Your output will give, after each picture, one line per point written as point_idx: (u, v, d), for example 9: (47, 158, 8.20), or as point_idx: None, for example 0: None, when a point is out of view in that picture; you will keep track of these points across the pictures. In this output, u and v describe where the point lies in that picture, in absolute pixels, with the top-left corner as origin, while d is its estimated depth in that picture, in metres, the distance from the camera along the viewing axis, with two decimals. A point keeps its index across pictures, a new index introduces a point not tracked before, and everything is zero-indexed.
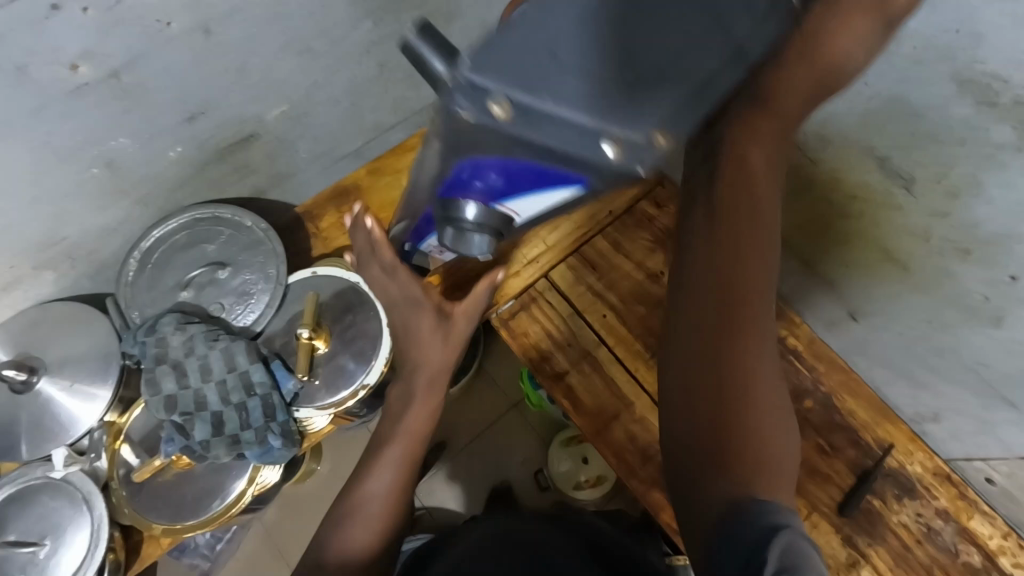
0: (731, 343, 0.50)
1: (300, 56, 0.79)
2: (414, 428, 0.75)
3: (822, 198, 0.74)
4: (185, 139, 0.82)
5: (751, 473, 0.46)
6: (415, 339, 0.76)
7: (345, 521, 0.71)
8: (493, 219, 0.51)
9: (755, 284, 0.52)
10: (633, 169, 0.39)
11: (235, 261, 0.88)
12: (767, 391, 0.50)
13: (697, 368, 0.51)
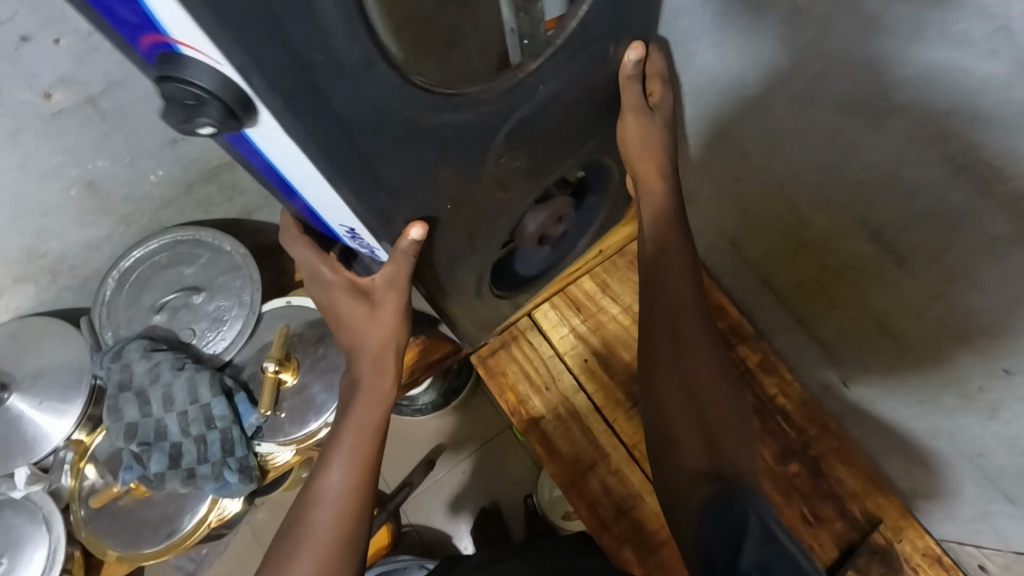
0: (687, 364, 0.62)
1: None
2: (354, 454, 0.64)
3: (818, 259, 0.71)
4: (169, 162, 0.83)
5: (724, 466, 0.55)
6: (348, 322, 0.67)
7: (289, 561, 0.59)
8: (199, 78, 0.33)
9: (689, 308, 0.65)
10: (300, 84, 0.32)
11: (213, 284, 0.87)
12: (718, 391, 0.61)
13: (671, 389, 0.61)
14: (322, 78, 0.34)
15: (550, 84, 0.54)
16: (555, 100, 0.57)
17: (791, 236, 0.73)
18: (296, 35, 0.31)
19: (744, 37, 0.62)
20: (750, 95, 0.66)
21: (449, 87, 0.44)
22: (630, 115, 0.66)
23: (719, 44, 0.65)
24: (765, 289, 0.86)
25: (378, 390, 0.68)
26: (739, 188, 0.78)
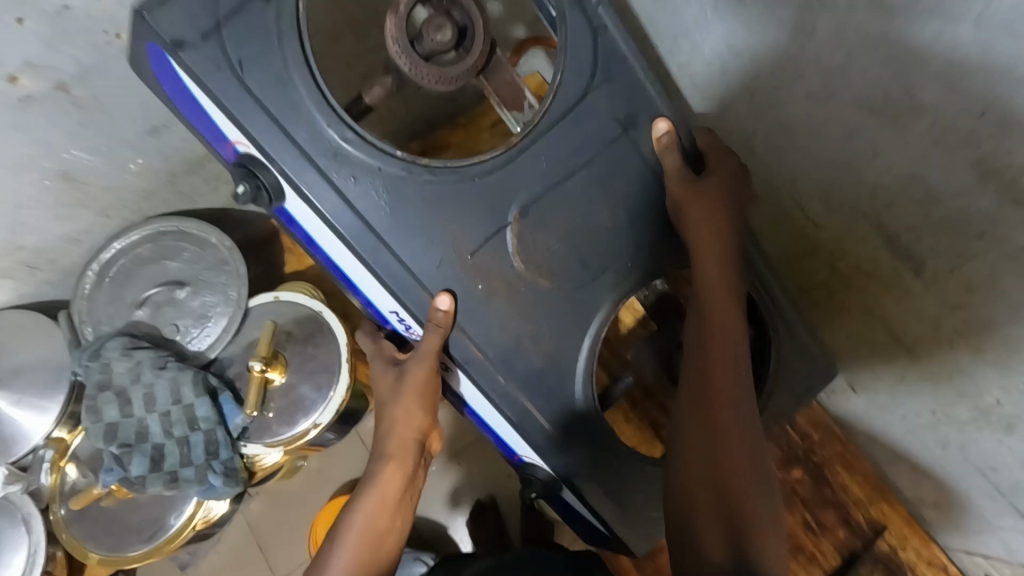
0: (718, 411, 0.56)
1: None
2: (357, 542, 0.59)
3: (831, 263, 0.68)
4: (150, 151, 0.80)
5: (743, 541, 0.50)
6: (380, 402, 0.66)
7: None
8: (247, 164, 0.61)
9: (728, 345, 0.59)
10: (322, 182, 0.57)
11: (198, 279, 0.84)
12: (748, 445, 0.55)
13: (698, 435, 0.56)
14: (323, 167, 0.57)
15: (557, 164, 0.61)
16: (552, 147, 0.61)
17: (809, 246, 0.70)
18: (301, 142, 0.57)
19: (751, 31, 0.59)
20: (758, 92, 0.63)
21: (429, 164, 0.60)
22: (675, 180, 0.62)
23: (723, 38, 0.62)
24: None
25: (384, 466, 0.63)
26: None
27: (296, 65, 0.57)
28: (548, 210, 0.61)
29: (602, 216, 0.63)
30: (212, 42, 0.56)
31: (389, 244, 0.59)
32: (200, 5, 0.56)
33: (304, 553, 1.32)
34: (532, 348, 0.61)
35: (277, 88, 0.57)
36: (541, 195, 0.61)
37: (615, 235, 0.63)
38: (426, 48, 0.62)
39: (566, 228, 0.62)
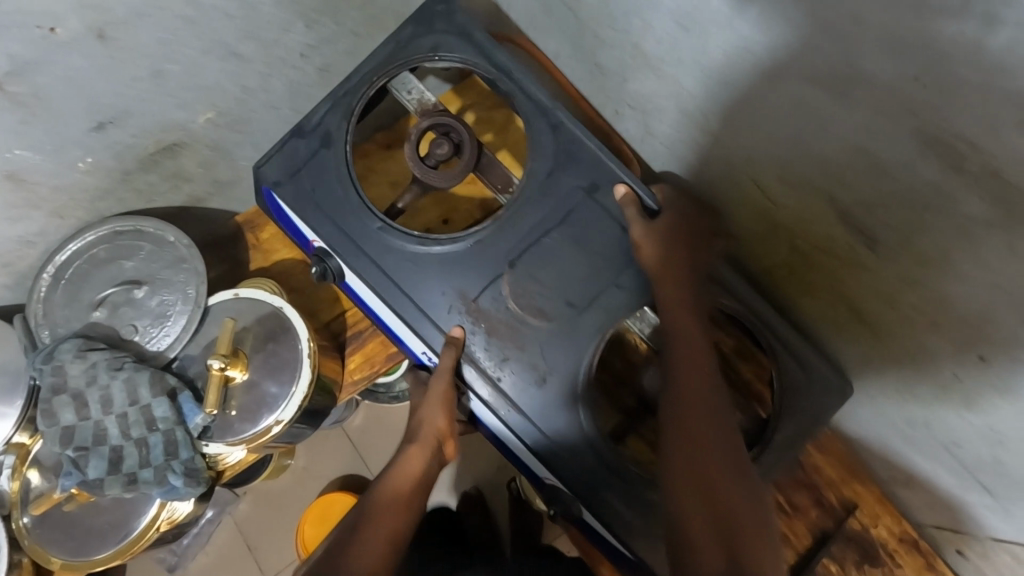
0: (696, 417, 0.58)
1: (225, 59, 0.78)
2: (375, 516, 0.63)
3: (790, 240, 0.67)
4: (100, 149, 0.78)
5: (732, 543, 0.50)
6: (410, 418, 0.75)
7: None
8: (317, 252, 0.78)
9: (697, 357, 0.63)
10: (370, 265, 0.74)
11: (156, 278, 0.82)
12: (727, 448, 0.57)
13: (680, 442, 0.57)
14: (365, 255, 0.74)
15: (539, 230, 0.72)
16: (532, 218, 0.73)
17: (770, 226, 0.69)
18: (353, 238, 0.75)
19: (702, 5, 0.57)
20: (708, 68, 0.62)
21: (438, 244, 0.73)
22: (636, 227, 0.70)
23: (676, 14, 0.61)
24: None
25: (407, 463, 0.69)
26: (703, 170, 0.74)
27: (345, 182, 0.76)
28: (539, 267, 0.72)
29: (581, 269, 0.72)
30: (297, 175, 0.77)
31: (421, 303, 0.72)
32: (288, 157, 0.78)
33: (292, 551, 1.31)
34: (526, 373, 0.70)
35: (334, 202, 0.76)
36: (528, 254, 0.72)
37: (590, 273, 0.72)
38: (431, 159, 0.77)
39: (558, 283, 0.72)
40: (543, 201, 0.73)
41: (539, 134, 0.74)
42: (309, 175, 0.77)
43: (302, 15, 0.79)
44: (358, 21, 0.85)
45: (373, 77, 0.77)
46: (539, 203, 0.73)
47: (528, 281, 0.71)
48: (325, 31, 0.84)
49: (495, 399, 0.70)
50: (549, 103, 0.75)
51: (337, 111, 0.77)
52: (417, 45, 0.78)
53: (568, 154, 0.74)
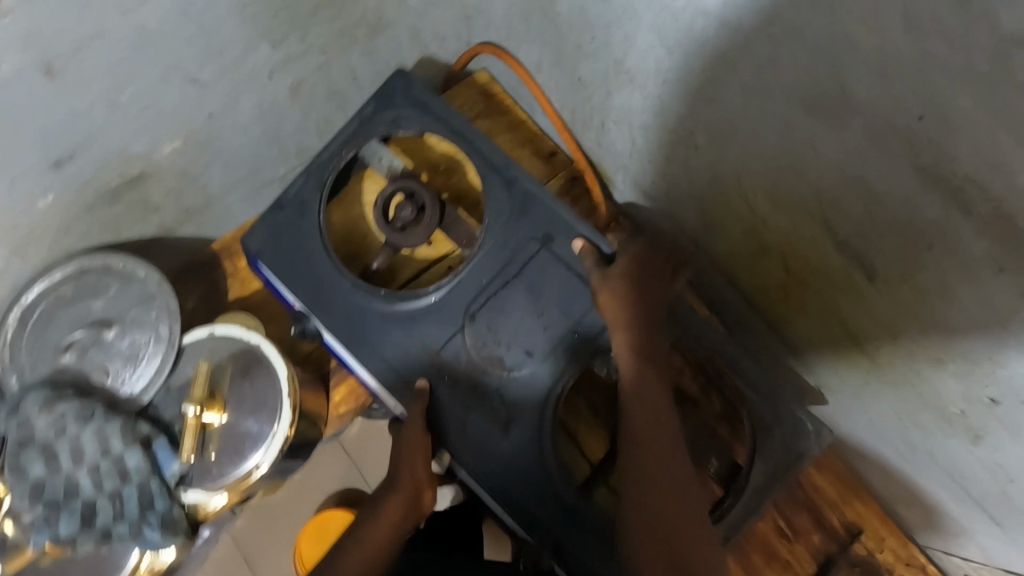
0: (655, 446, 0.65)
1: (186, 86, 0.73)
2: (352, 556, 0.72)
3: (782, 260, 0.64)
4: (59, 185, 0.74)
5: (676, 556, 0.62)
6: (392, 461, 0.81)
7: None
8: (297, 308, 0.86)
9: (658, 402, 0.67)
10: (346, 324, 0.83)
11: (126, 318, 0.79)
12: (680, 472, 0.65)
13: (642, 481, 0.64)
14: (341, 316, 0.83)
15: (494, 284, 0.81)
16: (487, 274, 0.81)
17: (765, 247, 0.66)
18: (328, 300, 0.84)
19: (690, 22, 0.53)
20: (696, 84, 0.58)
21: (405, 302, 0.82)
22: (596, 278, 0.75)
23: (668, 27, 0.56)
24: (731, 286, 0.80)
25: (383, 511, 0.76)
26: (691, 186, 0.71)
27: (319, 251, 0.85)
28: (496, 318, 0.80)
29: (534, 317, 0.80)
30: (277, 243, 0.85)
31: (392, 354, 0.82)
32: (268, 226, 0.86)
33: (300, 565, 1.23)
34: (488, 419, 0.78)
35: (314, 267, 0.84)
36: (486, 306, 0.81)
37: (557, 318, 0.79)
38: (398, 222, 0.86)
39: (513, 331, 0.80)
40: (497, 255, 0.81)
41: (495, 190, 0.82)
42: (288, 242, 0.85)
43: (267, 36, 0.74)
44: (328, 38, 0.80)
45: (342, 151, 0.86)
46: (494, 258, 0.81)
47: (487, 330, 0.80)
48: (294, 51, 0.79)
49: (465, 443, 0.77)
50: (501, 161, 0.83)
51: (312, 181, 0.86)
52: (381, 118, 0.86)
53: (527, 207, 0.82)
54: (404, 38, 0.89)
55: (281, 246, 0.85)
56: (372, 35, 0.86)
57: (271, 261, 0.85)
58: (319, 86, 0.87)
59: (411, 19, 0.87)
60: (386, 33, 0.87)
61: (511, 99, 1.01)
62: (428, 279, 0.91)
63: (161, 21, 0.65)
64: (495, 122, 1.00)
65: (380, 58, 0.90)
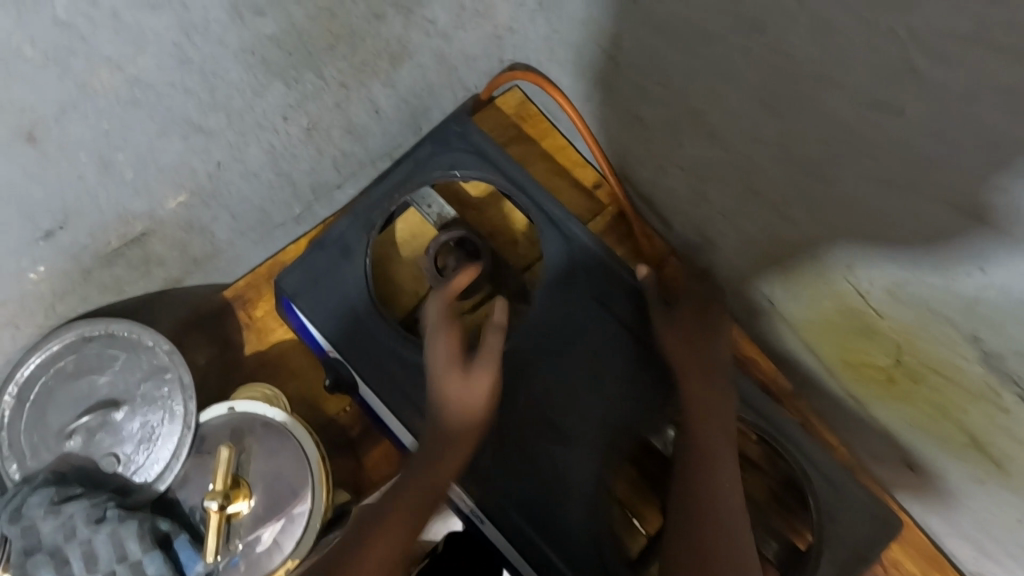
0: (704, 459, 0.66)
1: (189, 140, 0.63)
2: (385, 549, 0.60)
3: (884, 347, 0.56)
4: (51, 255, 0.65)
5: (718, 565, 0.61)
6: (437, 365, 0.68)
7: None
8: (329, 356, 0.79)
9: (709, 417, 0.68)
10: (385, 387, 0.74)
11: (135, 395, 0.71)
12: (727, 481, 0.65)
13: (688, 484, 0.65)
14: (378, 378, 0.74)
15: (552, 342, 0.75)
16: (546, 329, 0.76)
17: (860, 327, 0.58)
18: (367, 359, 0.75)
19: (817, 87, 0.42)
20: (808, 155, 0.48)
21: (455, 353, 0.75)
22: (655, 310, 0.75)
23: (778, 91, 0.46)
24: (805, 350, 0.72)
25: (407, 532, 0.61)
26: (777, 249, 0.62)
27: (361, 300, 0.76)
28: (555, 378, 0.74)
29: (590, 381, 0.74)
30: (310, 295, 0.76)
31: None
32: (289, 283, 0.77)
33: None
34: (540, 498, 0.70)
35: (353, 322, 0.76)
36: (545, 364, 0.74)
37: (612, 379, 0.74)
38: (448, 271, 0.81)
39: (572, 394, 0.73)
40: (555, 311, 0.76)
41: (552, 243, 0.80)
42: (323, 293, 0.76)
43: (279, 76, 0.64)
44: (346, 72, 0.70)
45: (396, 195, 0.80)
46: (552, 313, 0.76)
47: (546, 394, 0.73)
48: (310, 88, 0.68)
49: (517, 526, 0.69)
50: (561, 215, 0.80)
51: (359, 223, 0.78)
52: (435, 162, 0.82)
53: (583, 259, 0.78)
54: (431, 62, 0.78)
55: (318, 290, 0.77)
56: (395, 64, 0.75)
57: (309, 306, 0.76)
58: (336, 121, 0.76)
59: (438, 42, 0.76)
60: (412, 60, 0.76)
61: (548, 121, 0.91)
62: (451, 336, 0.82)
63: (157, 71, 0.54)
64: (530, 148, 0.91)
65: (402, 86, 0.79)
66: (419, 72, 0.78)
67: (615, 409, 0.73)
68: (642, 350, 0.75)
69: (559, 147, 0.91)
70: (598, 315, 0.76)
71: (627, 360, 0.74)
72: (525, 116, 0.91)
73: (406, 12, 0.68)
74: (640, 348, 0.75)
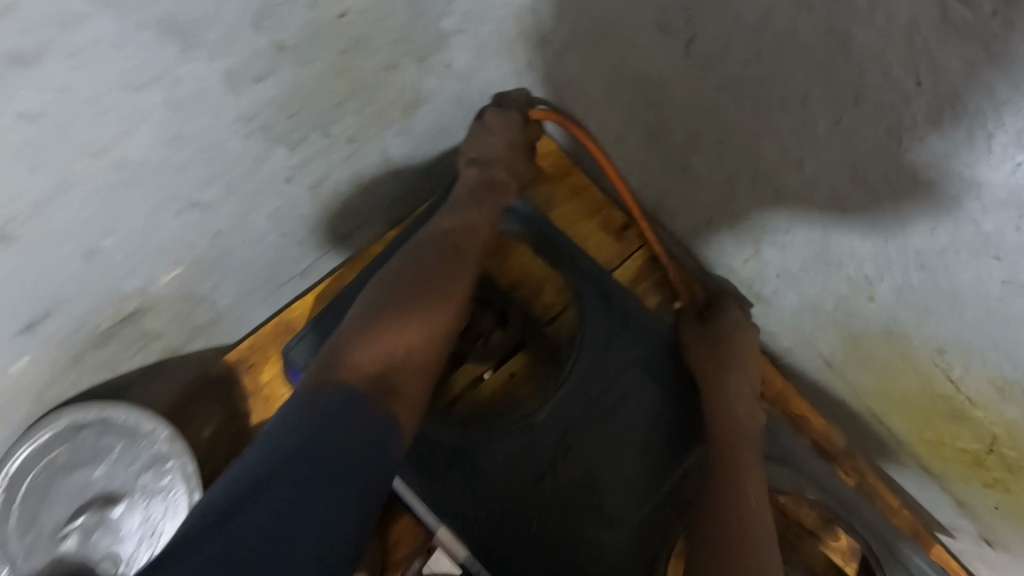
0: (732, 475, 0.58)
1: (186, 214, 0.57)
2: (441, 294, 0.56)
3: (971, 433, 0.51)
4: (37, 344, 0.58)
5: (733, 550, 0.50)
6: (487, 164, 0.71)
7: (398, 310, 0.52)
8: None
9: (743, 442, 0.61)
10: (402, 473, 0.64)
11: (134, 488, 0.68)
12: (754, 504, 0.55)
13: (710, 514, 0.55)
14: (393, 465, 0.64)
15: (584, 411, 0.65)
16: (575, 397, 0.66)
17: (947, 411, 0.52)
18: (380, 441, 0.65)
19: (929, 186, 0.35)
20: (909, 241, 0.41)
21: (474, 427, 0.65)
22: (694, 342, 0.68)
23: (878, 171, 0.38)
24: (867, 415, 0.66)
25: (449, 312, 0.55)
26: (844, 320, 0.56)
27: None
28: (592, 452, 0.64)
29: (627, 454, 0.64)
30: None
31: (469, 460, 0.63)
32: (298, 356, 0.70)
33: None
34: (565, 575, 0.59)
35: None
36: (581, 434, 0.64)
37: (657, 448, 0.65)
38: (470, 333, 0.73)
39: (612, 469, 0.63)
40: (590, 378, 0.67)
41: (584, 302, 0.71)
42: None
43: (282, 139, 0.57)
44: (356, 126, 0.63)
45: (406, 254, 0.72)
46: (584, 381, 0.66)
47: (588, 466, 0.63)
48: (315, 147, 0.62)
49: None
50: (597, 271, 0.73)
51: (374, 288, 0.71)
52: None
53: (620, 319, 0.70)
54: (446, 105, 0.71)
55: None
56: (409, 110, 0.68)
57: None
58: (344, 177, 0.69)
59: (455, 84, 0.69)
60: (426, 105, 0.69)
61: (570, 160, 0.83)
62: (475, 398, 0.74)
63: (145, 151, 0.48)
64: (551, 188, 0.83)
65: (415, 131, 0.72)
66: (433, 116, 0.71)
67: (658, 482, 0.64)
68: (690, 424, 0.66)
69: (584, 186, 0.83)
70: (641, 371, 0.68)
71: (676, 433, 0.66)
72: (545, 153, 0.83)
73: (421, 59, 0.61)
74: (687, 420, 0.66)
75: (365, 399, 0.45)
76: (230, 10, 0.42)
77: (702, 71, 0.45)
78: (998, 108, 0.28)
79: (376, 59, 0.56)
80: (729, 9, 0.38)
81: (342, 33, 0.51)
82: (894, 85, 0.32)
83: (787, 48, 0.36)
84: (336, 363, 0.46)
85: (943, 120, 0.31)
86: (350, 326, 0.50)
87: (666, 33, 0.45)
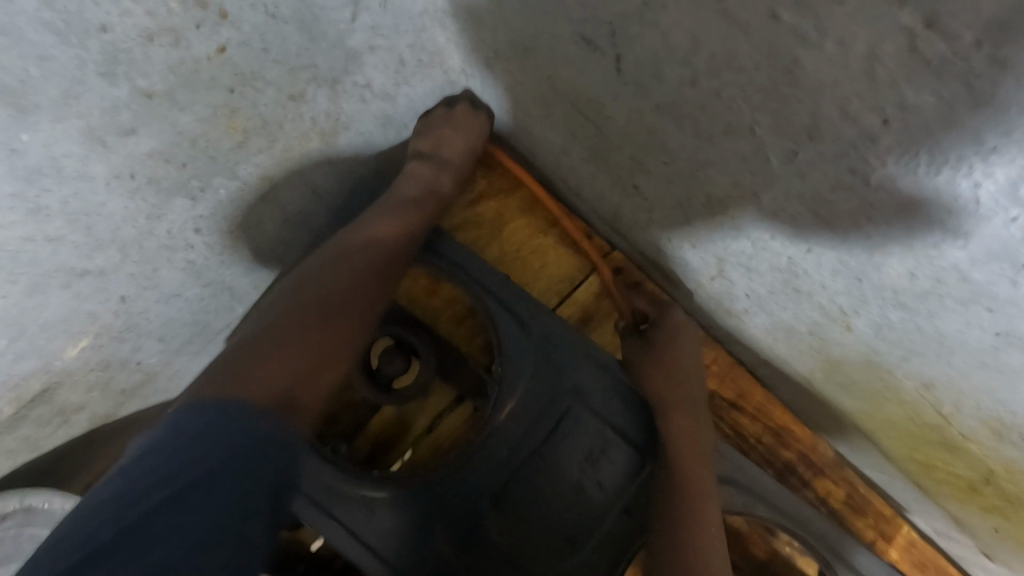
0: (685, 497, 0.55)
1: (77, 284, 0.50)
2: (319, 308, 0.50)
3: (964, 461, 0.47)
4: None
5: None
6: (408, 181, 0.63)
7: (270, 340, 0.45)
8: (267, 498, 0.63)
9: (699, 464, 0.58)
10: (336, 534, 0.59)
11: None
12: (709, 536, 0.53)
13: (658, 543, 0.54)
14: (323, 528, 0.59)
15: (529, 451, 0.60)
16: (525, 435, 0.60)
17: (938, 441, 0.48)
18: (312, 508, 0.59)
19: (904, 233, 0.32)
20: (886, 280, 0.36)
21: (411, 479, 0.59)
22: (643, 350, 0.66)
23: (844, 211, 0.34)
24: (855, 433, 0.62)
25: (331, 328, 0.49)
26: (822, 347, 0.50)
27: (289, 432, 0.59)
28: (537, 497, 0.59)
29: (571, 488, 0.59)
30: None
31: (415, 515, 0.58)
32: None
33: None
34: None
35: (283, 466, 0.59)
36: (528, 478, 0.59)
37: (596, 491, 0.59)
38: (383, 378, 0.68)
39: (560, 511, 0.59)
40: (531, 409, 0.60)
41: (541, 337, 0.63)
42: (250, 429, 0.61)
43: (179, 191, 0.50)
44: (269, 165, 0.56)
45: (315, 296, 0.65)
46: (524, 417, 0.60)
47: (519, 518, 0.58)
48: (223, 193, 0.54)
49: None
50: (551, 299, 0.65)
51: None
52: None
53: (583, 349, 0.62)
54: (373, 127, 0.64)
55: None
56: (330, 139, 0.60)
57: None
58: (269, 219, 0.62)
59: (381, 104, 0.62)
60: (350, 132, 0.61)
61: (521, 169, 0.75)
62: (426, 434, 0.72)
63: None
64: (502, 203, 0.74)
65: (343, 160, 0.64)
66: (360, 141, 0.64)
67: (596, 525, 0.59)
68: (630, 456, 0.60)
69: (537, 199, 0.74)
70: (598, 391, 0.61)
71: (618, 474, 0.60)
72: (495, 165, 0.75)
73: (332, 83, 0.53)
74: (626, 453, 0.60)
75: (257, 414, 0.41)
76: (64, 66, 0.36)
77: (639, 91, 0.40)
78: (984, 156, 0.24)
79: (275, 90, 0.49)
80: (660, 29, 0.33)
81: (227, 70, 0.44)
82: (855, 124, 0.28)
83: (725, 71, 0.32)
84: (220, 387, 0.41)
85: (919, 166, 0.27)
86: (226, 359, 0.43)
87: (594, 49, 0.40)
